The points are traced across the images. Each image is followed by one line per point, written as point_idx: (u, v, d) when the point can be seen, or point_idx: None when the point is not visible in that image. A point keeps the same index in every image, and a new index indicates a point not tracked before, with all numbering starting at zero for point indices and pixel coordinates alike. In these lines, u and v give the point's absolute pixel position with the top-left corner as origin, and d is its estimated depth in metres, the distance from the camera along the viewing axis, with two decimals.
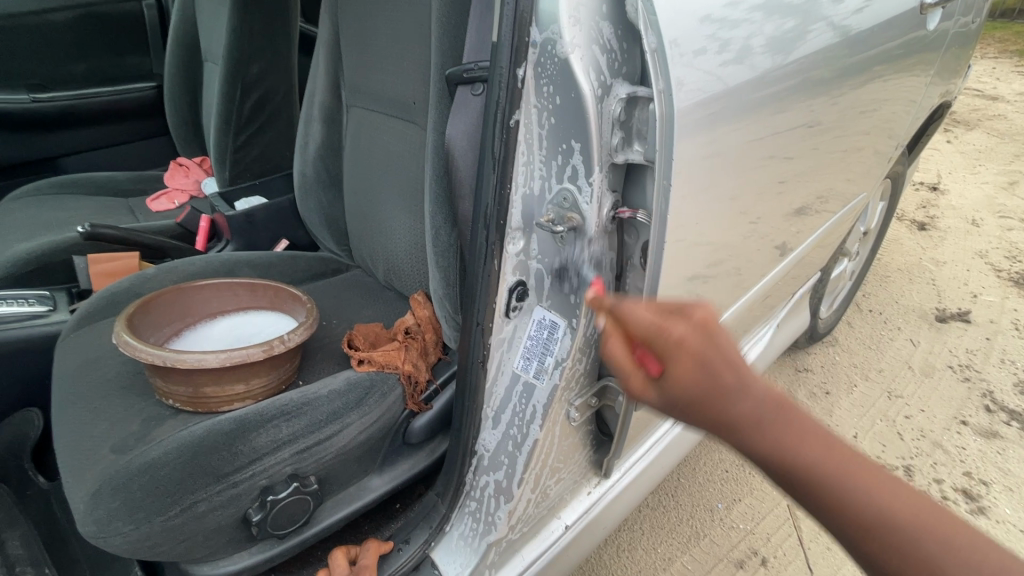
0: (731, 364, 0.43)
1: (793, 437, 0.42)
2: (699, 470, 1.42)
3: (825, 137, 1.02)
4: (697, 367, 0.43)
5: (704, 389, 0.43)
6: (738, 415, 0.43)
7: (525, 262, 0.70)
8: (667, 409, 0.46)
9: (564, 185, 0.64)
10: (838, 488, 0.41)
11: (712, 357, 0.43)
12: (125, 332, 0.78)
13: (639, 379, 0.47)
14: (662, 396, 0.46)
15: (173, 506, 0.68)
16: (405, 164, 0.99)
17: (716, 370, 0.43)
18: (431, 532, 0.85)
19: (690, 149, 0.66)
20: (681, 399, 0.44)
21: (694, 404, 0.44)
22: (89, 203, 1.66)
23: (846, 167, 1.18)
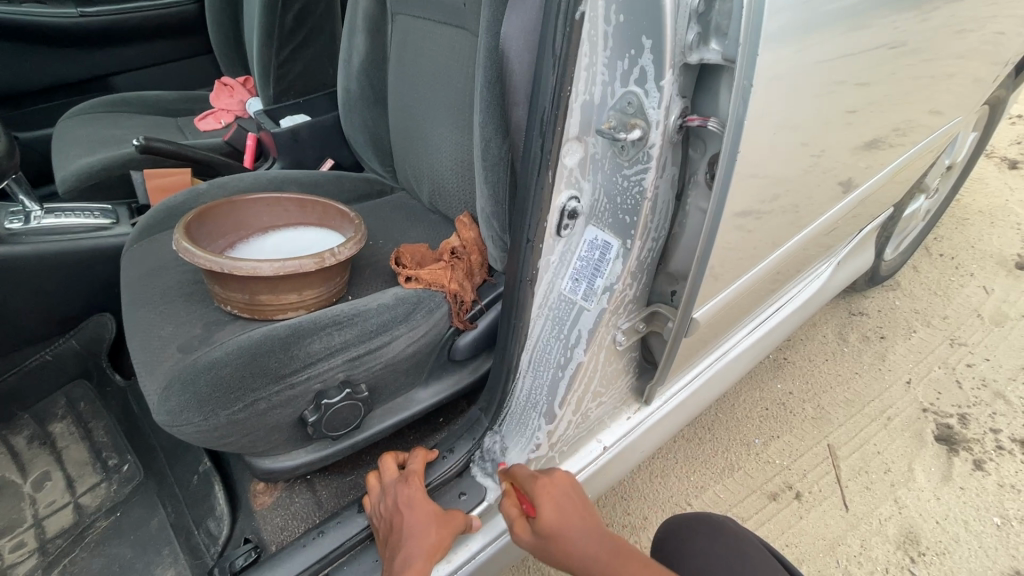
0: (575, 510, 0.71)
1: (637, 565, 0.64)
2: (737, 406, 1.41)
3: (920, 52, 0.90)
4: (558, 511, 0.70)
5: (558, 521, 0.69)
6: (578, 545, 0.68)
7: (581, 176, 0.66)
8: (540, 547, 0.71)
9: (630, 89, 0.59)
10: None
11: (565, 503, 0.71)
12: (184, 239, 0.80)
13: (521, 524, 0.73)
14: (535, 534, 0.71)
15: (237, 402, 0.72)
16: (452, 77, 0.94)
17: (570, 512, 0.70)
18: (475, 443, 0.88)
19: (768, 60, 0.60)
20: (548, 536, 0.69)
21: (550, 539, 0.69)
22: (141, 121, 1.69)
23: (938, 92, 1.05)
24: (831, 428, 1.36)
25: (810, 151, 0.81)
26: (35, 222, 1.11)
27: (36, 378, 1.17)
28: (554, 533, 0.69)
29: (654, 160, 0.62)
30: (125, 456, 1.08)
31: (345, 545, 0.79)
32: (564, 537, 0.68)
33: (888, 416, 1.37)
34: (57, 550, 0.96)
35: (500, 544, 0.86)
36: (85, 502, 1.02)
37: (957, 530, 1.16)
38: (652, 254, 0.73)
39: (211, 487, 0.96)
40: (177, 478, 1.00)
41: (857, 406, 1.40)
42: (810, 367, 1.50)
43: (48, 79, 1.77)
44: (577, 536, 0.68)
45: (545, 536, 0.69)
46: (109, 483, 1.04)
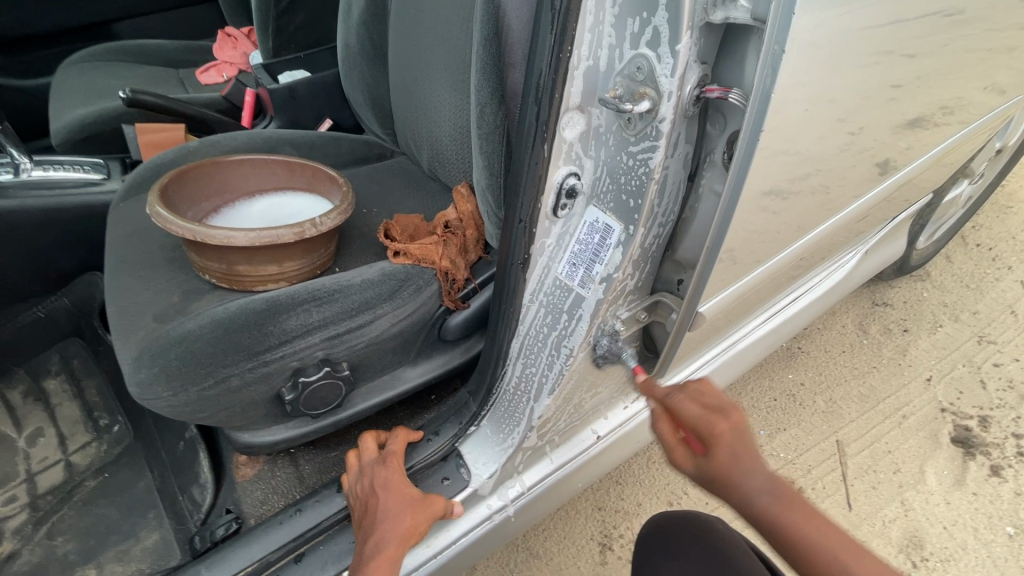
0: (748, 451, 0.57)
1: (818, 529, 0.54)
2: (744, 396, 1.36)
3: (984, 18, 0.79)
4: (733, 455, 0.56)
5: (722, 469, 0.57)
6: (747, 488, 0.56)
7: (583, 151, 0.60)
8: (702, 480, 0.59)
9: (640, 52, 0.50)
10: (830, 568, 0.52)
11: (739, 444, 0.57)
12: (158, 203, 0.75)
13: (681, 453, 0.61)
14: (700, 469, 0.59)
15: (207, 378, 0.69)
16: (452, 32, 0.86)
17: (745, 452, 0.57)
18: (461, 428, 0.84)
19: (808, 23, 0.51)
20: (712, 474, 0.58)
21: (719, 482, 0.57)
22: (142, 72, 1.63)
23: (999, 67, 0.93)
24: (841, 423, 1.30)
25: (845, 129, 0.72)
26: (25, 174, 1.08)
27: (26, 333, 1.16)
28: (724, 475, 0.57)
29: (664, 137, 0.54)
30: (116, 417, 1.07)
31: (322, 524, 0.77)
32: (733, 479, 0.56)
33: (903, 414, 1.31)
34: (47, 506, 0.96)
35: (483, 530, 0.83)
36: (76, 460, 1.02)
37: (965, 537, 1.12)
38: (658, 241, 0.67)
39: (196, 455, 0.95)
40: (165, 442, 0.99)
41: (871, 402, 1.34)
42: (824, 359, 1.44)
43: (48, 24, 1.70)
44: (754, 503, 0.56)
45: (708, 473, 0.58)
46: (99, 443, 1.04)
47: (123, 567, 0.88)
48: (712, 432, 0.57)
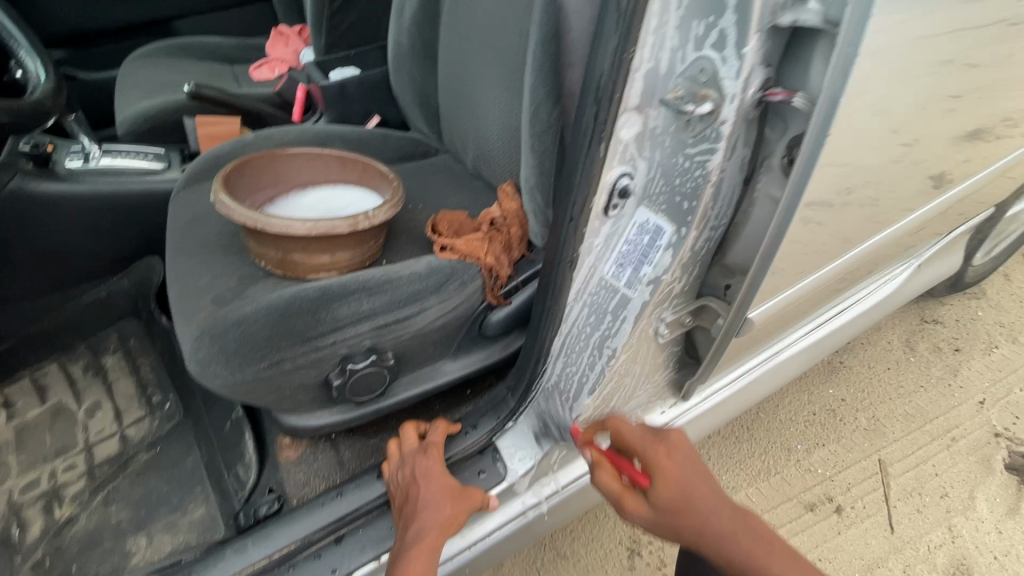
0: (694, 478, 0.70)
1: (767, 552, 0.65)
2: (781, 409, 1.33)
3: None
4: (676, 482, 0.69)
5: (671, 500, 0.69)
6: (698, 517, 0.68)
7: (637, 152, 0.59)
8: (655, 516, 0.71)
9: (704, 54, 0.50)
10: None
11: (683, 472, 0.70)
12: (221, 191, 0.78)
13: (631, 497, 0.73)
14: (650, 505, 0.71)
15: (263, 360, 0.72)
16: (506, 32, 0.87)
17: (688, 476, 0.70)
18: (499, 422, 0.85)
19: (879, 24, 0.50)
20: (664, 506, 0.69)
21: (674, 509, 0.69)
22: (199, 67, 1.70)
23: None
24: (885, 442, 1.26)
25: (909, 136, 0.70)
26: (93, 162, 1.14)
27: (90, 312, 1.21)
28: (674, 503, 0.69)
29: (724, 139, 0.54)
30: (167, 394, 1.12)
31: (362, 508, 0.79)
32: (683, 506, 0.68)
33: (953, 436, 1.26)
34: (103, 475, 1.02)
35: (517, 524, 0.85)
36: (130, 434, 1.08)
37: (1018, 569, 1.07)
38: (709, 245, 0.66)
39: (242, 435, 0.98)
40: (212, 421, 1.04)
41: (918, 422, 1.29)
42: (868, 375, 1.39)
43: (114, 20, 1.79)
44: (705, 525, 0.68)
45: (659, 505, 0.70)
46: (152, 419, 1.09)
47: (172, 538, 0.93)
48: (656, 459, 0.71)
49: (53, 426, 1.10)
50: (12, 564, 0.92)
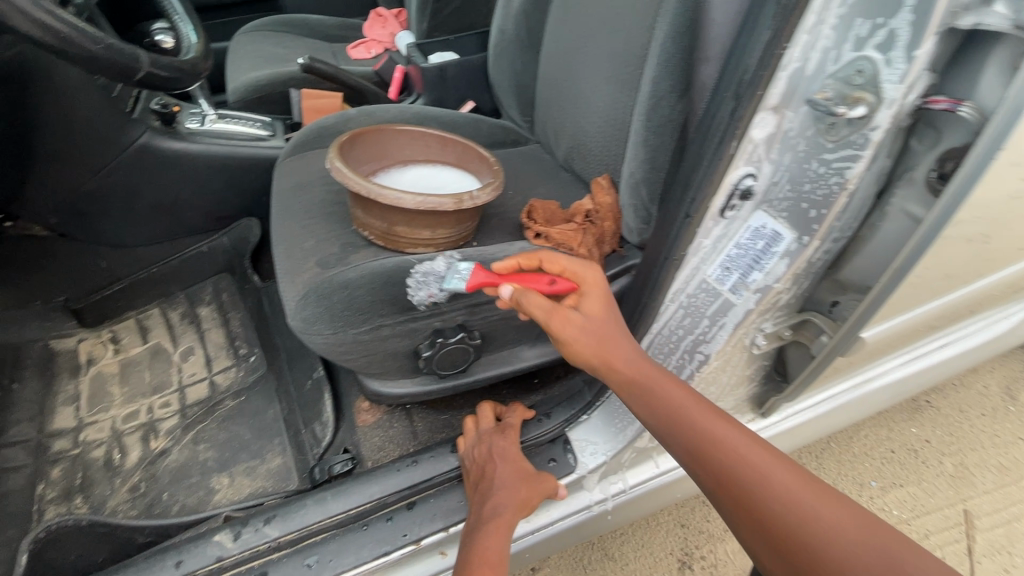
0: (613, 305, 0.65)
1: (675, 387, 0.61)
2: (856, 441, 1.25)
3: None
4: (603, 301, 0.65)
5: (599, 316, 0.63)
6: (614, 337, 0.62)
7: (765, 153, 0.57)
8: (580, 326, 0.62)
9: (865, 54, 0.47)
10: (682, 414, 0.59)
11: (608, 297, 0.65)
12: (336, 158, 0.82)
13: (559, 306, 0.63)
14: (579, 314, 0.63)
15: (364, 323, 0.75)
16: (624, 24, 0.86)
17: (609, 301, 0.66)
18: (573, 414, 0.85)
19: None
20: (591, 318, 0.63)
21: (597, 322, 0.63)
22: (302, 43, 1.78)
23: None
24: (973, 492, 1.17)
25: None
26: (208, 124, 1.21)
27: (192, 264, 1.30)
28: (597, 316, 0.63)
29: (871, 146, 0.51)
30: (254, 348, 1.20)
31: (434, 479, 0.81)
32: (605, 323, 0.63)
33: None
34: (194, 415, 1.10)
35: (580, 518, 0.85)
36: (219, 380, 1.15)
37: None
38: (827, 258, 0.63)
39: (321, 394, 1.03)
40: (294, 378, 1.09)
41: (1013, 476, 1.20)
42: (958, 418, 1.30)
43: None
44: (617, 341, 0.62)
45: (588, 316, 0.63)
46: (238, 369, 1.17)
47: (251, 481, 0.99)
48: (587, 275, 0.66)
49: (152, 365, 1.19)
50: (112, 485, 1.01)
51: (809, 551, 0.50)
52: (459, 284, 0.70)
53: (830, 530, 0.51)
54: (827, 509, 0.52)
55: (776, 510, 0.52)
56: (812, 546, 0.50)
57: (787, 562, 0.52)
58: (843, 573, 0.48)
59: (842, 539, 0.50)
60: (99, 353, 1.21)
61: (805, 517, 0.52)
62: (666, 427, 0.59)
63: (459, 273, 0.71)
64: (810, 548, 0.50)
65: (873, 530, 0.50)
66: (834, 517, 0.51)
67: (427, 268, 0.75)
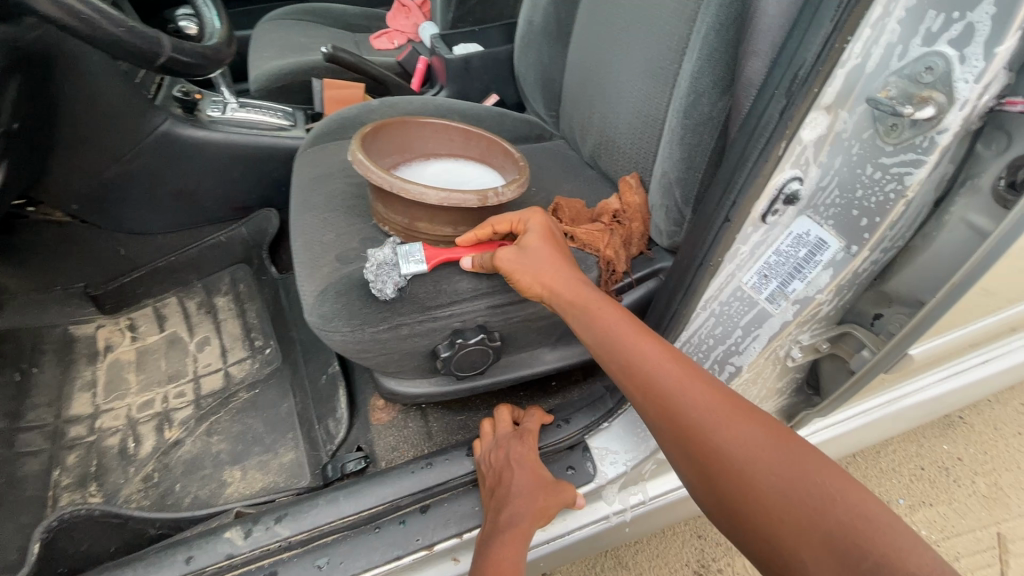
0: (552, 239, 0.69)
1: (605, 308, 0.62)
2: (884, 455, 1.21)
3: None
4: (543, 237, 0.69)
5: (541, 249, 0.67)
6: (552, 268, 0.66)
7: (813, 155, 0.53)
8: (524, 260, 0.67)
9: (937, 49, 0.43)
10: (609, 334, 0.60)
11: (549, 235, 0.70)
12: (358, 151, 0.80)
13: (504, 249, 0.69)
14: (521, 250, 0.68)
15: (382, 322, 0.72)
16: (661, 16, 0.83)
17: (550, 238, 0.69)
18: (593, 420, 0.82)
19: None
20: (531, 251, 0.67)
21: (538, 256, 0.67)
22: (325, 32, 1.76)
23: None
24: (1007, 514, 1.12)
25: None
26: (229, 113, 1.19)
27: (210, 254, 1.29)
28: (536, 249, 0.67)
29: (937, 150, 0.47)
30: (269, 340, 1.19)
31: (449, 483, 0.79)
32: (544, 254, 0.67)
33: None
34: (208, 406, 1.09)
35: (597, 528, 0.82)
36: (233, 371, 1.15)
37: None
38: (874, 269, 0.60)
39: (336, 390, 1.01)
40: (309, 372, 1.08)
41: None
42: (991, 436, 1.24)
43: None
44: (555, 267, 0.65)
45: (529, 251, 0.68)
46: (253, 360, 1.16)
47: (263, 476, 0.98)
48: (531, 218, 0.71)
49: (168, 353, 1.19)
50: (126, 473, 1.01)
51: (711, 452, 0.51)
52: (420, 266, 0.72)
53: (730, 434, 0.51)
54: (729, 415, 0.52)
55: (683, 412, 0.53)
56: (715, 447, 0.51)
57: (693, 463, 0.53)
58: (744, 472, 0.50)
59: (741, 440, 0.51)
60: (116, 340, 1.21)
61: (710, 420, 0.52)
62: (594, 339, 0.61)
63: (414, 257, 0.72)
64: (716, 450, 0.51)
65: (780, 436, 0.51)
66: (738, 421, 0.52)
67: (376, 257, 0.72)
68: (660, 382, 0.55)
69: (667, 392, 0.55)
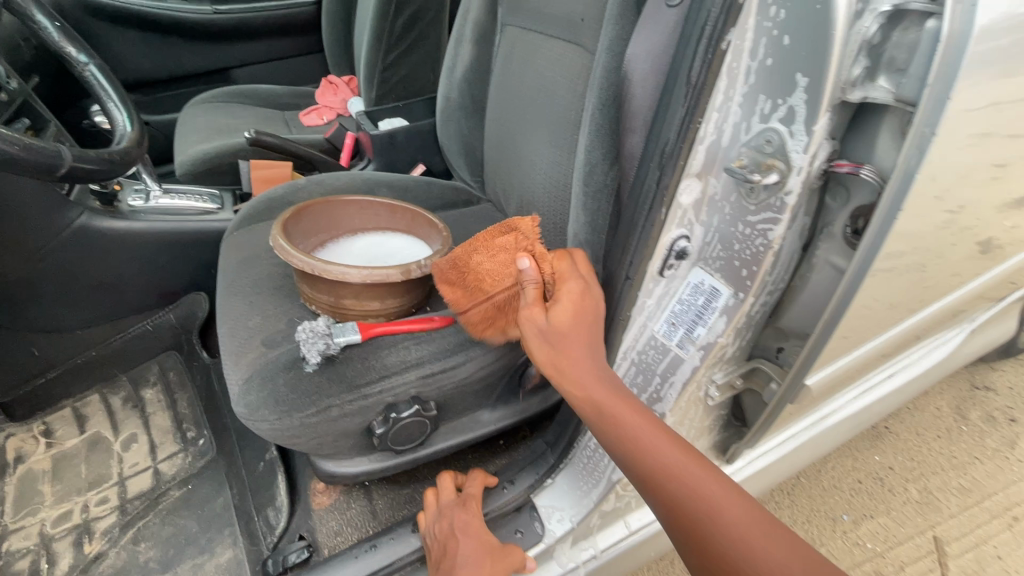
0: (585, 303, 0.60)
1: (628, 410, 0.57)
2: (825, 473, 1.26)
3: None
4: (569, 308, 0.59)
5: (567, 320, 0.59)
6: (573, 356, 0.59)
7: (695, 216, 0.59)
8: (548, 329, 0.59)
9: (771, 126, 0.50)
10: (631, 437, 0.56)
11: (582, 300, 0.60)
12: (280, 236, 0.81)
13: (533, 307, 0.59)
14: (548, 318, 0.59)
15: (310, 406, 0.71)
16: (558, 92, 0.91)
17: (582, 303, 0.60)
18: (537, 478, 0.83)
19: (984, 80, 0.49)
20: (557, 323, 0.59)
21: (559, 338, 0.59)
22: (253, 112, 1.78)
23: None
24: (939, 517, 1.18)
25: (988, 201, 0.66)
26: (153, 202, 1.17)
27: (135, 345, 1.24)
28: (561, 318, 0.59)
29: (788, 209, 0.54)
30: (202, 430, 1.13)
31: (394, 564, 0.77)
32: (569, 332, 0.59)
33: (1014, 515, 1.18)
34: (135, 510, 1.02)
35: None
36: (163, 469, 1.08)
37: None
38: (763, 311, 0.65)
39: (275, 477, 0.97)
40: (245, 460, 1.03)
41: (975, 497, 1.22)
42: (916, 442, 1.32)
43: (178, 70, 1.83)
44: (576, 351, 0.59)
45: (557, 316, 0.59)
46: (185, 455, 1.09)
47: None
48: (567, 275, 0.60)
49: (89, 457, 1.11)
50: None
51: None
52: (353, 335, 0.74)
53: (763, 559, 0.47)
54: (761, 537, 0.48)
55: (709, 534, 0.50)
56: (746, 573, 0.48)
57: None
58: None
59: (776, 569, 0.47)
60: (29, 449, 1.12)
61: (738, 545, 0.49)
62: (616, 442, 0.57)
63: (347, 328, 0.75)
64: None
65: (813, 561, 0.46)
66: (771, 548, 0.48)
67: (310, 328, 0.74)
68: (685, 497, 0.52)
69: (693, 507, 0.51)
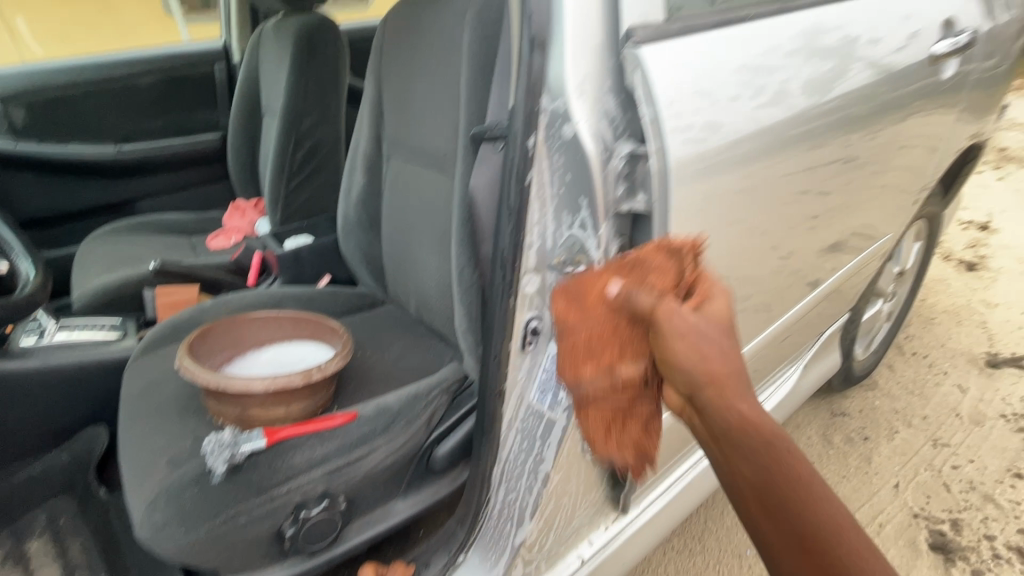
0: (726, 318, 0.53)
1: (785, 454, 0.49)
2: (726, 514, 1.39)
3: (860, 174, 1.01)
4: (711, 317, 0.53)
5: (710, 324, 0.52)
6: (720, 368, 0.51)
7: (541, 301, 0.74)
8: (681, 328, 0.51)
9: (573, 232, 0.68)
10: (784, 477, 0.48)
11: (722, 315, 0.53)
12: (186, 358, 0.87)
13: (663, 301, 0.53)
14: (680, 313, 0.52)
15: (218, 515, 0.76)
16: (435, 209, 1.08)
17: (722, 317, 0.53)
18: (450, 556, 0.90)
19: (707, 190, 0.71)
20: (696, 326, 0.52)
21: (705, 340, 0.51)
22: (157, 240, 1.82)
23: (882, 204, 1.17)
24: None
25: (757, 266, 0.88)
26: (48, 338, 1.18)
27: (21, 494, 1.16)
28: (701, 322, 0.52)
29: None
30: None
31: None
32: (711, 336, 0.52)
33: (880, 522, 1.36)
34: None
35: None
36: None
37: None
38: None
39: None
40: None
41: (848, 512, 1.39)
42: None
43: (76, 205, 1.86)
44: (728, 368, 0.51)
45: (692, 316, 0.52)
46: None
47: None
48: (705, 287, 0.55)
49: None
50: None
51: None
52: (258, 440, 0.78)
53: None
54: None
55: None
56: None
57: None
58: None
59: None
60: None
61: None
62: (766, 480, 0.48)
63: (253, 434, 0.79)
64: None
65: None
66: None
67: (217, 439, 0.79)
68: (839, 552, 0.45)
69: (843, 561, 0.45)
